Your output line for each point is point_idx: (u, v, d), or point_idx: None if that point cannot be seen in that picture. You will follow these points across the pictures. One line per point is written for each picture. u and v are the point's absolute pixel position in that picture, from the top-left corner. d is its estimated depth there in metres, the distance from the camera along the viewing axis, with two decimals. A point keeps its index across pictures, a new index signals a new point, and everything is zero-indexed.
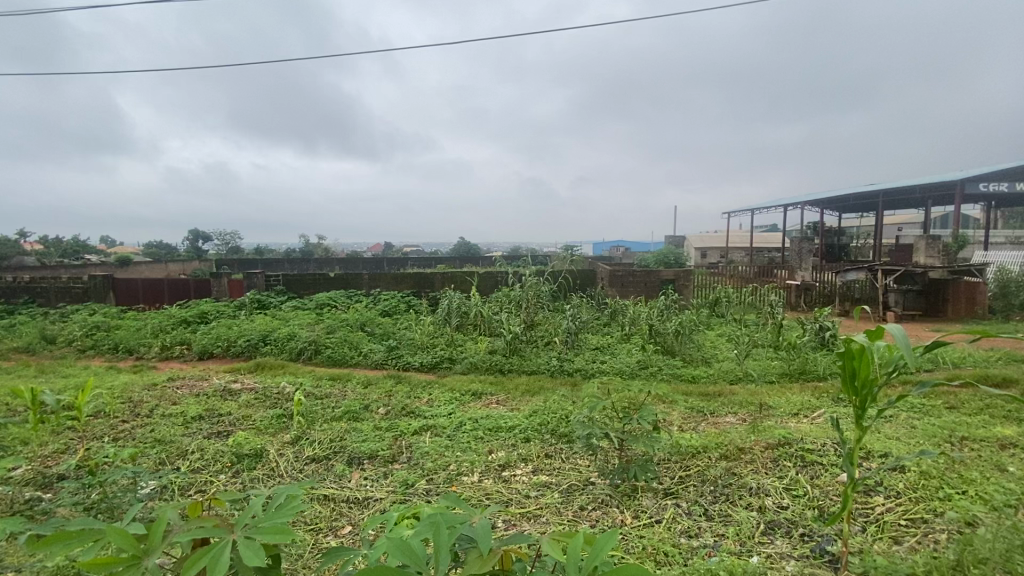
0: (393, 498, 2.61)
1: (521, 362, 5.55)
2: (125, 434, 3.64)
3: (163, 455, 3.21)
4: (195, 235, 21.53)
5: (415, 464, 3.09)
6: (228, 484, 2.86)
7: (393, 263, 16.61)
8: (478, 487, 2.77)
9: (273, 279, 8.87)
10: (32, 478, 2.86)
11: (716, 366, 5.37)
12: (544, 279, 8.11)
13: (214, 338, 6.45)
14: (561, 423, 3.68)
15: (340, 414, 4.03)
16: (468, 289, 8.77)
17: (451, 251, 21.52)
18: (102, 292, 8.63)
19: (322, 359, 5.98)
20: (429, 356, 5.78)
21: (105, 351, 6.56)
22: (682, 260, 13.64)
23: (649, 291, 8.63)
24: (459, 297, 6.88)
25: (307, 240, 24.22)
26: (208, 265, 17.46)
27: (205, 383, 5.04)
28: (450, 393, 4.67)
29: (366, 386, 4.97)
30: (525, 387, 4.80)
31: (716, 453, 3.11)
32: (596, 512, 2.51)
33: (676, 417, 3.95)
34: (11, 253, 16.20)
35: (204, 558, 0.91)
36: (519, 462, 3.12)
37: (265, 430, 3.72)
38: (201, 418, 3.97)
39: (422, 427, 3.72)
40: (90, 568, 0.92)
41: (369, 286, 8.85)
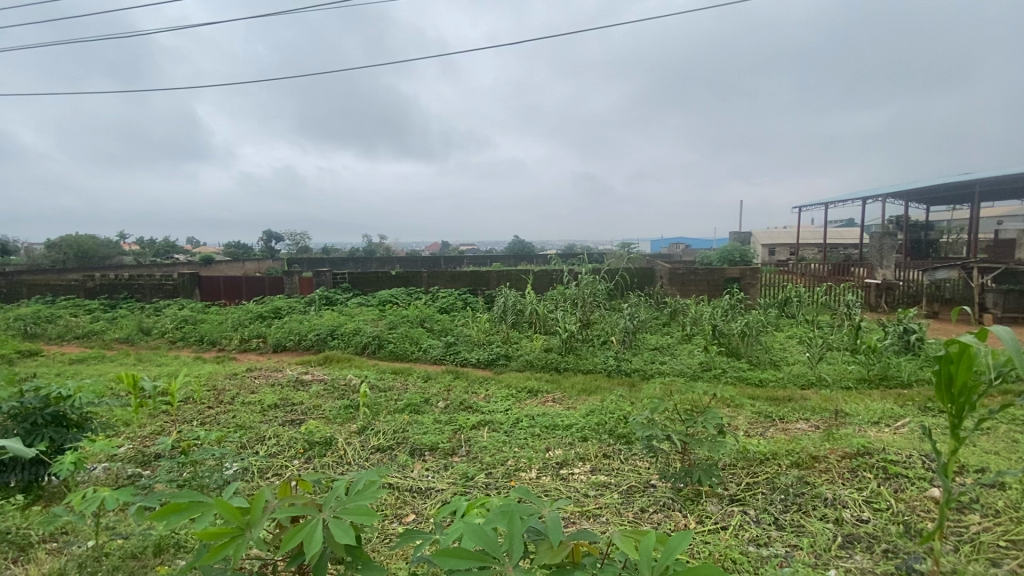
0: (454, 489, 2.68)
1: (577, 360, 5.50)
2: (210, 419, 3.96)
3: (243, 439, 3.46)
4: (269, 236, 23.16)
5: (474, 458, 3.15)
6: (301, 469, 3.04)
7: (451, 261, 16.95)
8: (536, 484, 2.79)
9: (340, 277, 9.32)
10: (134, 456, 3.17)
11: (786, 369, 5.09)
12: (601, 277, 7.99)
13: (286, 332, 6.87)
14: (620, 424, 3.62)
15: (402, 406, 4.18)
16: (524, 287, 8.80)
17: (507, 250, 21.67)
18: (189, 289, 9.41)
19: (385, 354, 6.22)
20: (486, 353, 5.86)
21: (192, 343, 7.17)
22: (748, 257, 13.01)
23: (712, 289, 8.28)
24: (515, 294, 6.91)
25: (370, 240, 25.24)
26: (281, 264, 18.59)
27: (280, 374, 5.40)
28: (507, 390, 4.72)
29: (426, 380, 5.12)
30: (581, 386, 4.76)
31: (787, 461, 2.96)
32: (658, 515, 2.46)
33: (742, 421, 3.79)
34: (113, 253, 18.07)
35: (299, 533, 1.00)
36: (577, 460, 3.11)
37: (334, 419, 3.94)
38: (277, 406, 4.25)
39: (480, 422, 3.79)
40: (203, 536, 1.04)
41: (427, 284, 9.07)
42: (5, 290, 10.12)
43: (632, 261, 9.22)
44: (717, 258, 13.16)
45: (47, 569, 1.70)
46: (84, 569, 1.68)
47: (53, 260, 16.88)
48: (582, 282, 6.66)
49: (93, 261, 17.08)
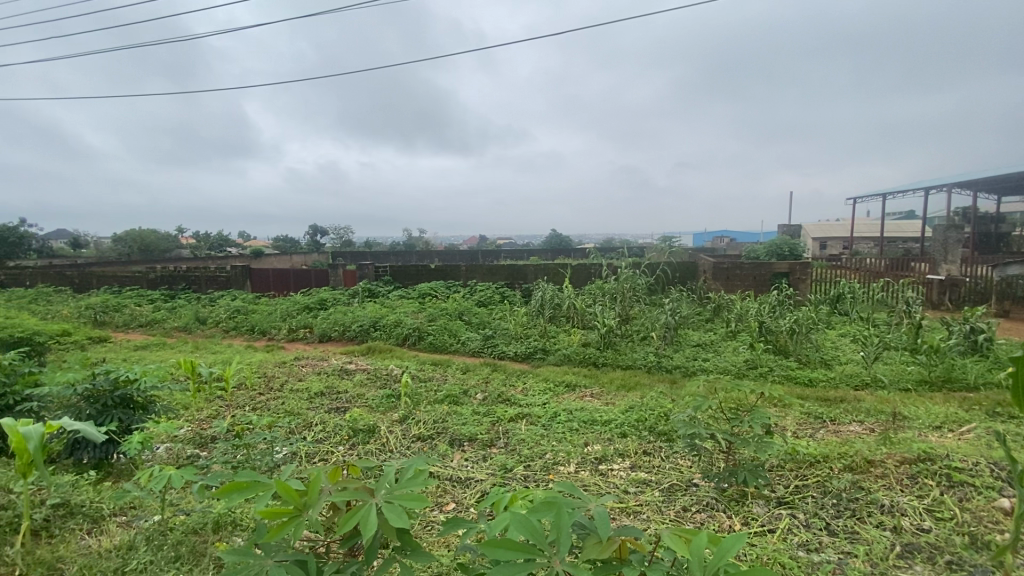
0: (493, 480, 2.70)
1: (615, 356, 5.43)
2: (261, 405, 4.14)
3: (292, 425, 3.60)
4: (315, 230, 24.04)
5: (513, 450, 3.17)
6: (346, 456, 3.14)
7: (490, 255, 17.03)
8: (575, 478, 2.77)
9: (381, 270, 9.53)
10: (193, 437, 3.36)
11: (838, 369, 4.86)
12: (641, 271, 7.85)
13: (331, 323, 7.11)
14: (660, 421, 3.56)
15: (442, 397, 4.25)
16: (562, 281, 8.75)
17: (545, 244, 21.61)
18: (241, 280, 9.86)
19: (425, 345, 6.34)
20: (523, 346, 5.87)
21: (244, 332, 7.52)
22: (797, 251, 12.46)
23: (759, 285, 7.97)
24: (553, 288, 6.87)
25: (410, 234, 25.70)
26: (326, 257, 19.19)
27: (325, 363, 5.59)
28: (545, 383, 4.72)
29: (465, 372, 5.19)
30: (621, 382, 4.71)
31: (840, 464, 2.83)
32: (701, 515, 2.40)
33: (790, 421, 3.64)
34: (172, 247, 19.17)
35: (354, 517, 1.05)
36: (616, 456, 3.07)
37: (377, 407, 4.05)
38: (323, 394, 4.41)
39: (518, 415, 3.81)
40: (265, 516, 1.12)
41: (466, 278, 9.14)
42: (78, 281, 10.91)
43: (673, 254, 9.01)
44: (764, 253, 12.67)
45: (118, 541, 1.82)
46: (151, 542, 1.79)
47: (120, 253, 18.10)
48: (622, 275, 6.56)
49: (155, 254, 18.18)
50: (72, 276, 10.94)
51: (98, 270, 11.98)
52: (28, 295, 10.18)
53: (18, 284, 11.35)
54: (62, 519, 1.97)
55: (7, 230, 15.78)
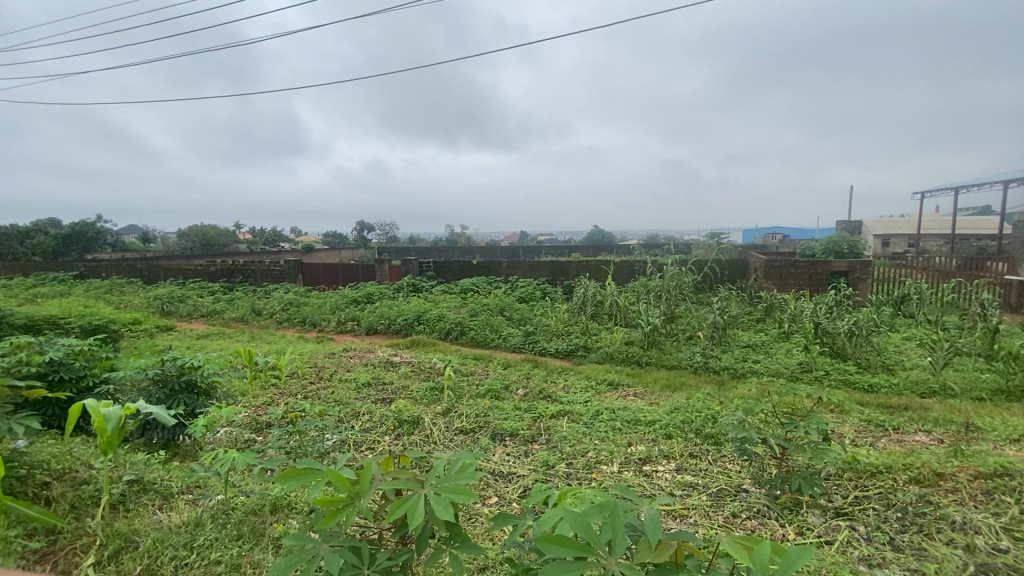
0: (535, 476, 2.70)
1: (660, 355, 5.31)
2: (312, 393, 4.31)
3: (341, 414, 3.72)
4: (362, 226, 24.86)
5: (555, 447, 3.16)
6: (392, 446, 3.22)
7: (531, 250, 17.02)
8: (618, 478, 2.73)
9: (425, 266, 9.69)
10: (250, 422, 3.53)
11: (902, 374, 4.57)
12: (687, 268, 7.64)
13: (377, 316, 7.30)
14: (708, 423, 3.46)
15: (483, 392, 4.29)
16: (604, 278, 8.63)
17: (586, 240, 21.47)
18: (293, 274, 10.27)
19: (467, 340, 6.40)
20: (565, 344, 5.83)
21: (296, 323, 7.85)
22: (857, 249, 11.76)
23: (814, 284, 7.59)
24: (595, 285, 6.77)
25: (453, 230, 26.01)
26: (372, 252, 19.73)
27: (371, 355, 5.75)
28: (586, 381, 4.68)
29: (506, 367, 5.21)
30: (665, 382, 4.60)
31: (905, 476, 2.66)
32: (752, 522, 2.32)
33: (848, 428, 3.45)
34: (230, 242, 20.24)
35: (404, 505, 1.07)
36: (660, 458, 3.01)
37: (421, 399, 4.13)
38: (369, 384, 4.55)
39: (560, 412, 3.79)
40: (320, 502, 1.16)
41: (507, 274, 9.16)
42: (146, 273, 11.66)
43: (722, 251, 8.71)
44: (820, 250, 12.02)
45: (186, 518, 1.94)
46: (216, 520, 1.91)
47: (185, 247, 19.29)
48: (668, 272, 6.39)
49: (215, 248, 19.26)
50: (142, 269, 11.71)
51: (165, 263, 12.79)
52: (104, 286, 10.99)
53: (95, 275, 12.27)
54: (137, 494, 2.12)
55: (86, 225, 17.09)
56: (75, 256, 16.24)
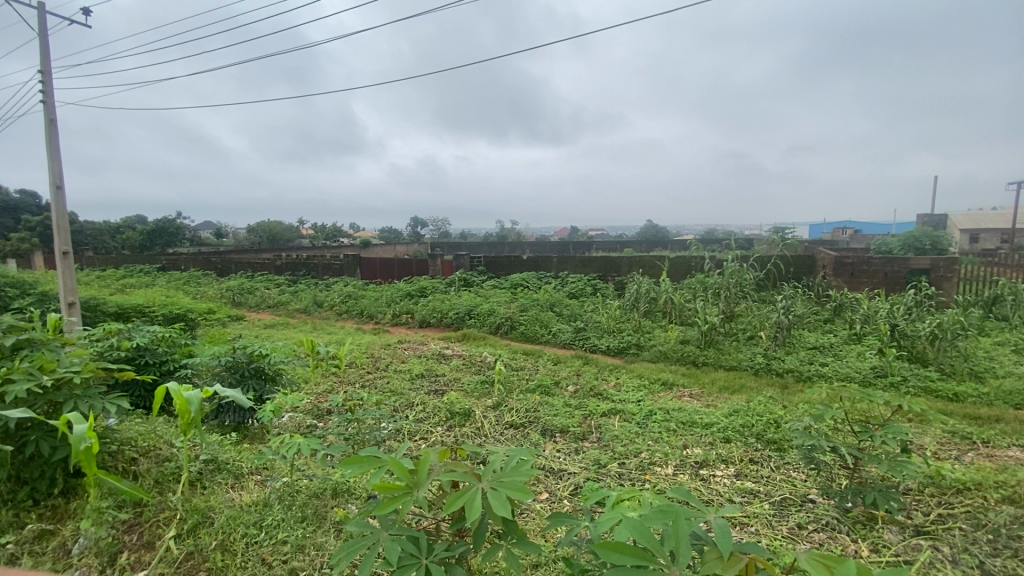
0: (587, 474, 2.67)
1: (717, 355, 5.11)
2: (369, 383, 4.47)
3: (396, 403, 3.83)
4: (415, 222, 25.52)
5: (606, 446, 3.11)
6: (444, 437, 3.28)
7: (582, 245, 16.84)
8: (673, 481, 2.65)
9: (477, 261, 9.80)
10: (312, 408, 3.70)
11: (993, 384, 4.15)
12: (748, 265, 7.29)
13: (430, 310, 7.46)
14: (770, 428, 3.29)
15: (533, 387, 4.29)
16: (659, 274, 8.38)
17: (639, 235, 21.05)
18: (352, 268, 10.67)
19: (517, 335, 6.43)
20: (616, 341, 5.72)
21: (354, 315, 8.16)
22: (942, 245, 10.80)
23: (890, 284, 7.04)
24: (649, 281, 6.58)
25: (504, 225, 26.13)
26: (424, 246, 20.18)
27: (425, 347, 5.89)
28: (639, 380, 4.57)
29: (556, 363, 5.18)
30: (723, 383, 4.41)
31: (997, 495, 2.42)
32: (820, 535, 2.18)
33: (930, 440, 3.18)
34: (294, 237, 21.35)
35: (461, 497, 1.08)
36: (719, 463, 2.89)
37: (472, 392, 4.19)
38: (423, 376, 4.66)
39: (612, 410, 3.73)
40: (379, 489, 1.19)
41: (557, 269, 9.09)
42: (220, 266, 12.49)
43: (787, 247, 8.25)
44: (898, 247, 11.14)
45: (256, 498, 2.06)
46: (283, 502, 2.02)
47: (253, 242, 20.53)
48: (727, 268, 6.11)
49: (281, 243, 20.37)
50: (216, 262, 12.55)
51: (235, 256, 13.64)
52: (184, 278, 11.87)
53: (175, 268, 13.28)
54: (212, 473, 2.27)
55: (168, 221, 18.51)
56: (158, 250, 17.65)
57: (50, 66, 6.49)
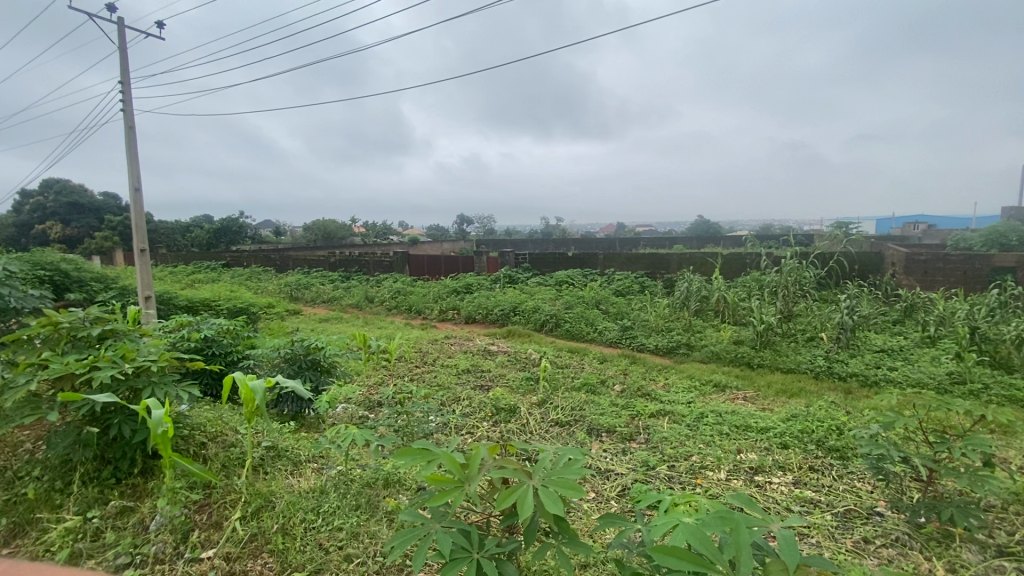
0: (635, 476, 2.62)
1: (774, 357, 4.88)
2: (417, 377, 4.57)
3: (444, 398, 3.89)
4: (461, 219, 25.88)
5: (655, 447, 3.04)
6: (490, 432, 3.30)
7: (628, 242, 16.51)
8: (726, 486, 2.56)
9: (522, 258, 9.80)
10: (363, 400, 3.82)
11: None
12: (807, 262, 6.92)
13: (476, 306, 7.54)
14: (833, 435, 3.11)
15: (579, 385, 4.25)
16: (710, 272, 8.09)
17: (689, 231, 20.46)
18: (400, 265, 10.94)
19: (562, 332, 6.39)
20: (665, 340, 5.58)
21: (403, 310, 8.37)
22: None
23: (970, 282, 6.48)
24: (700, 279, 6.44)
25: (549, 222, 26.04)
26: (470, 243, 20.40)
27: (471, 343, 5.96)
28: (689, 381, 4.44)
29: (603, 362, 5.11)
30: (780, 387, 4.21)
31: None
32: (889, 551, 2.04)
33: (1016, 453, 2.90)
34: (346, 235, 22.13)
35: (512, 495, 1.08)
36: (776, 469, 2.76)
37: (518, 388, 4.20)
38: (469, 371, 4.71)
39: (661, 411, 3.64)
40: (432, 481, 1.21)
41: (603, 267, 8.95)
42: (278, 262, 13.12)
43: (851, 242, 7.75)
44: (978, 242, 10.24)
45: (313, 485, 2.15)
46: (338, 490, 2.09)
47: (309, 240, 21.44)
48: (785, 265, 5.81)
49: (334, 241, 21.17)
50: (275, 259, 13.20)
51: (292, 253, 14.29)
52: (246, 274, 12.57)
53: (239, 265, 14.08)
54: (273, 459, 2.39)
55: (232, 220, 19.65)
56: (222, 247, 18.76)
57: (128, 78, 7.02)
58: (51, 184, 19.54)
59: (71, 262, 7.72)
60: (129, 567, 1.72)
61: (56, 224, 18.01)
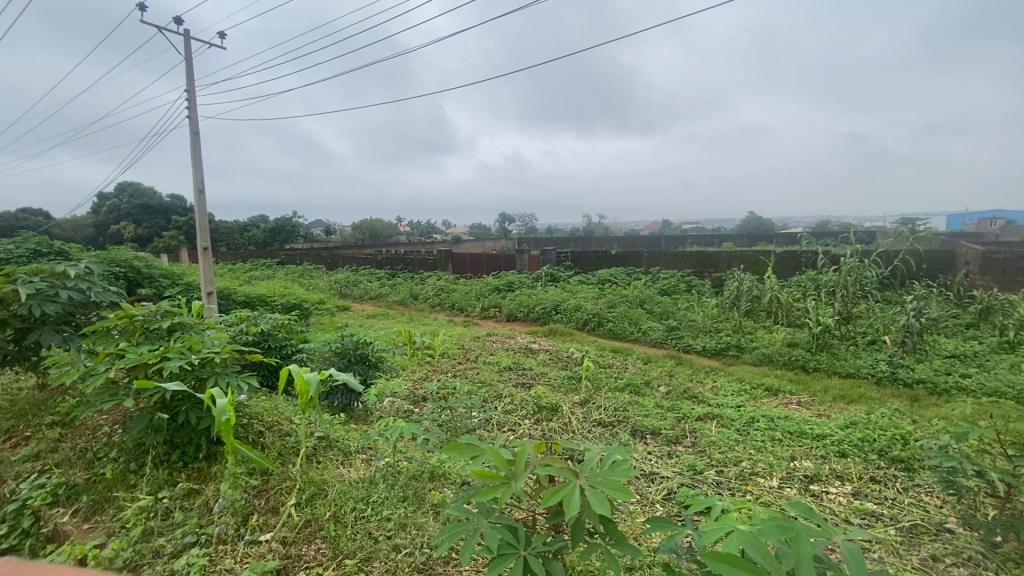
0: (681, 480, 2.56)
1: (831, 361, 4.64)
2: (460, 373, 4.63)
3: (486, 394, 3.93)
4: (504, 218, 26.04)
5: (702, 451, 2.95)
6: (532, 430, 3.30)
7: (674, 240, 16.09)
8: (779, 494, 2.45)
9: (564, 256, 9.75)
10: (408, 394, 3.91)
11: None
12: (868, 261, 6.53)
13: (518, 304, 7.56)
14: (897, 445, 2.92)
15: (622, 385, 4.19)
16: (761, 271, 7.77)
17: (739, 228, 19.74)
18: (444, 263, 11.12)
19: (605, 331, 6.31)
20: (713, 341, 5.41)
21: (446, 308, 8.51)
22: None
23: None
24: (751, 278, 6.23)
25: (592, 220, 25.76)
26: (512, 242, 20.47)
27: (513, 340, 5.98)
28: (738, 384, 4.28)
29: (647, 362, 5.01)
30: (838, 392, 3.99)
31: None
32: (962, 572, 1.90)
33: None
34: (391, 234, 22.69)
35: (558, 494, 1.08)
36: (833, 479, 2.62)
37: (560, 387, 4.19)
38: (511, 369, 4.74)
39: (708, 415, 3.53)
40: (479, 477, 1.23)
41: (648, 265, 8.76)
42: (328, 260, 13.62)
43: (919, 240, 7.25)
44: None
45: (363, 475, 2.22)
46: (386, 481, 2.16)
47: (356, 239, 22.13)
48: (844, 264, 5.50)
49: (380, 239, 21.77)
50: (325, 257, 13.71)
51: (341, 252, 14.79)
52: (298, 271, 13.10)
53: (291, 262, 14.69)
54: (325, 449, 2.49)
55: (286, 220, 20.53)
56: (276, 246, 19.67)
57: (193, 86, 7.46)
58: (124, 187, 21.04)
59: (143, 260, 8.28)
60: (195, 546, 1.84)
61: (128, 223, 19.39)
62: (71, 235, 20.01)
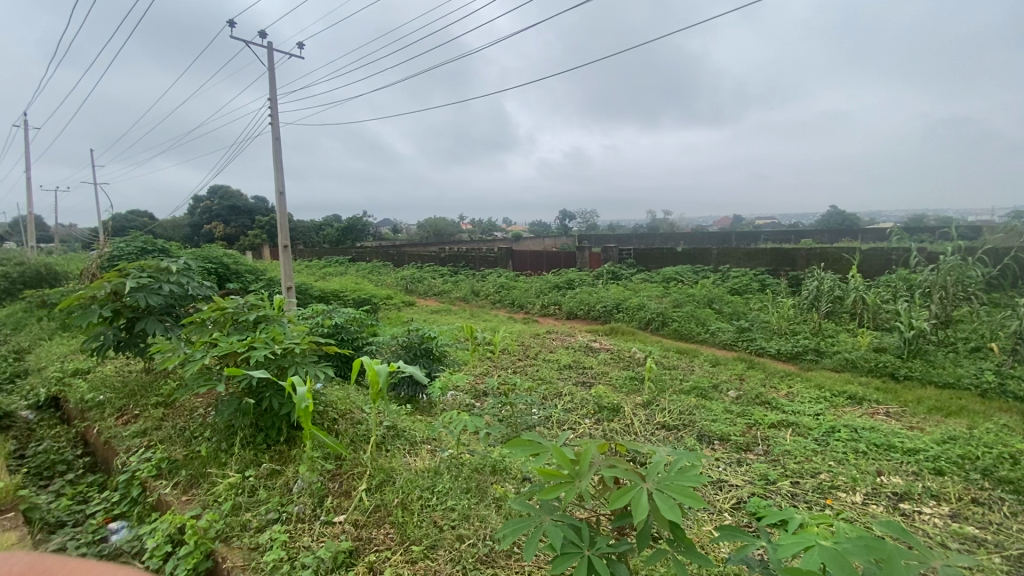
0: (752, 489, 2.44)
1: (925, 368, 4.23)
2: (520, 370, 4.66)
3: (547, 392, 3.93)
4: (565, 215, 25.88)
5: (775, 460, 2.80)
6: (594, 429, 3.27)
7: (745, 237, 15.28)
8: (862, 511, 2.28)
9: (627, 253, 9.54)
10: (470, 389, 3.98)
11: None
12: (972, 259, 5.88)
13: (578, 302, 7.49)
14: (1005, 465, 2.62)
15: (688, 388, 4.04)
16: (845, 269, 7.20)
17: (819, 223, 18.42)
18: (506, 260, 11.22)
19: (670, 331, 6.12)
20: (788, 344, 5.10)
21: (507, 305, 8.59)
22: None
23: None
24: (833, 277, 5.81)
25: (657, 217, 25.00)
26: (572, 239, 20.29)
27: (573, 338, 5.94)
28: (817, 390, 4.00)
29: (715, 365, 4.81)
30: (933, 404, 3.63)
31: None
32: None
33: None
34: (454, 231, 23.21)
35: (626, 496, 1.07)
36: (927, 497, 2.40)
37: (622, 387, 4.12)
38: (571, 367, 4.71)
39: (782, 422, 3.33)
40: (543, 474, 1.23)
41: (717, 263, 8.38)
42: (395, 257, 14.16)
43: None
44: None
45: (428, 465, 2.30)
46: (450, 472, 2.22)
47: (421, 237, 22.86)
48: (943, 262, 5.00)
49: (443, 237, 22.33)
50: (392, 254, 14.26)
51: (407, 249, 15.33)
52: (367, 268, 13.73)
53: (361, 259, 15.41)
54: (393, 438, 2.60)
55: (356, 219, 21.57)
56: (347, 244, 20.70)
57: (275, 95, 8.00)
58: (216, 189, 22.98)
59: (231, 256, 9.03)
60: (277, 522, 1.98)
61: (218, 223, 21.16)
62: (171, 234, 22.12)
